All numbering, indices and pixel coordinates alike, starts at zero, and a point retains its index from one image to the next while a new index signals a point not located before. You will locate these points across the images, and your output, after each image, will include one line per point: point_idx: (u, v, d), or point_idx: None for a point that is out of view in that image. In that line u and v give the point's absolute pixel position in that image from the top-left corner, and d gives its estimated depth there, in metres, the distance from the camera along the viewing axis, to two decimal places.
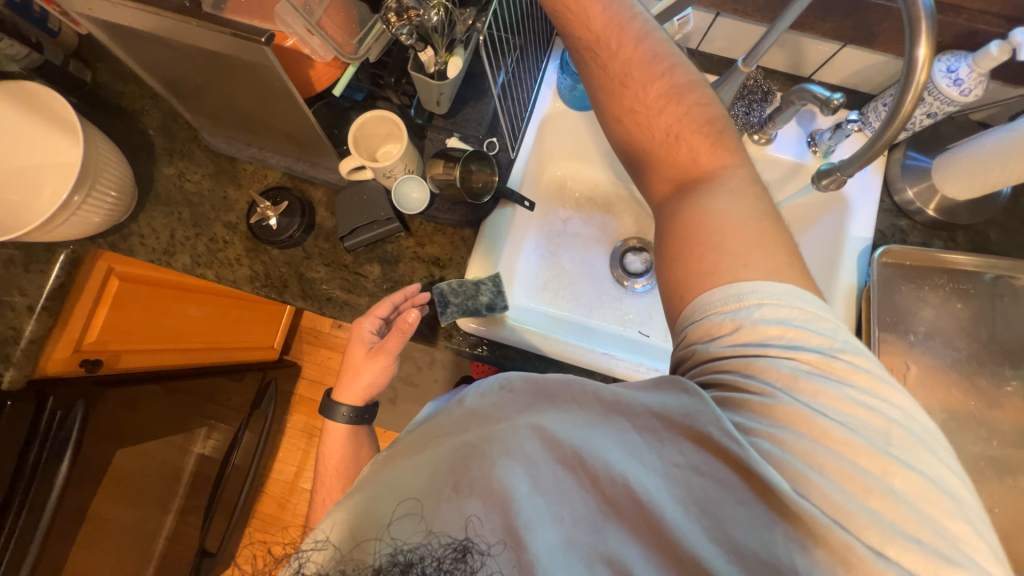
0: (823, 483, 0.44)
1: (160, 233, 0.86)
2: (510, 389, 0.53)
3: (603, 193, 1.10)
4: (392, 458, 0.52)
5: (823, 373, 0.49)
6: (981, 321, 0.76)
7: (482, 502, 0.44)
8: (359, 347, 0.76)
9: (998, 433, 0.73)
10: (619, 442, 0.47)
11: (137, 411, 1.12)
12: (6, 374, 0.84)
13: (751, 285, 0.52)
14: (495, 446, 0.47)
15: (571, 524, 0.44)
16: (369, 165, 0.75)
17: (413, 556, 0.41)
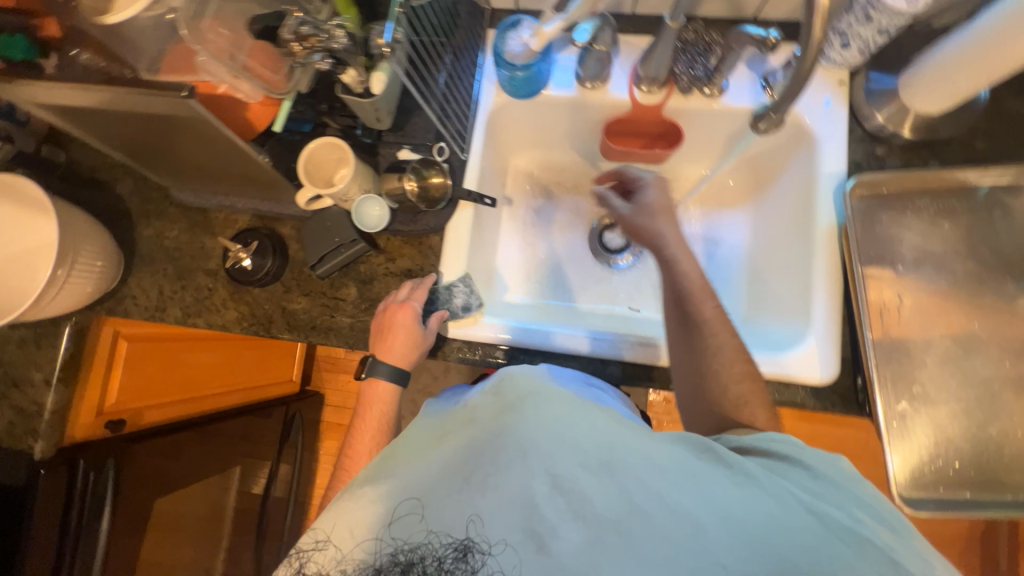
0: (861, 513, 0.52)
1: (150, 291, 0.90)
2: (534, 389, 0.57)
3: (570, 174, 1.07)
4: (398, 445, 0.61)
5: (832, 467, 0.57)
6: (975, 236, 0.72)
7: (499, 505, 0.51)
8: (420, 337, 0.78)
9: (1013, 350, 0.68)
10: (648, 454, 0.53)
11: (177, 456, 1.23)
12: (36, 445, 0.90)
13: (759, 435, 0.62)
14: (515, 448, 0.53)
15: (589, 523, 0.50)
16: (324, 194, 0.77)
17: (413, 557, 0.51)
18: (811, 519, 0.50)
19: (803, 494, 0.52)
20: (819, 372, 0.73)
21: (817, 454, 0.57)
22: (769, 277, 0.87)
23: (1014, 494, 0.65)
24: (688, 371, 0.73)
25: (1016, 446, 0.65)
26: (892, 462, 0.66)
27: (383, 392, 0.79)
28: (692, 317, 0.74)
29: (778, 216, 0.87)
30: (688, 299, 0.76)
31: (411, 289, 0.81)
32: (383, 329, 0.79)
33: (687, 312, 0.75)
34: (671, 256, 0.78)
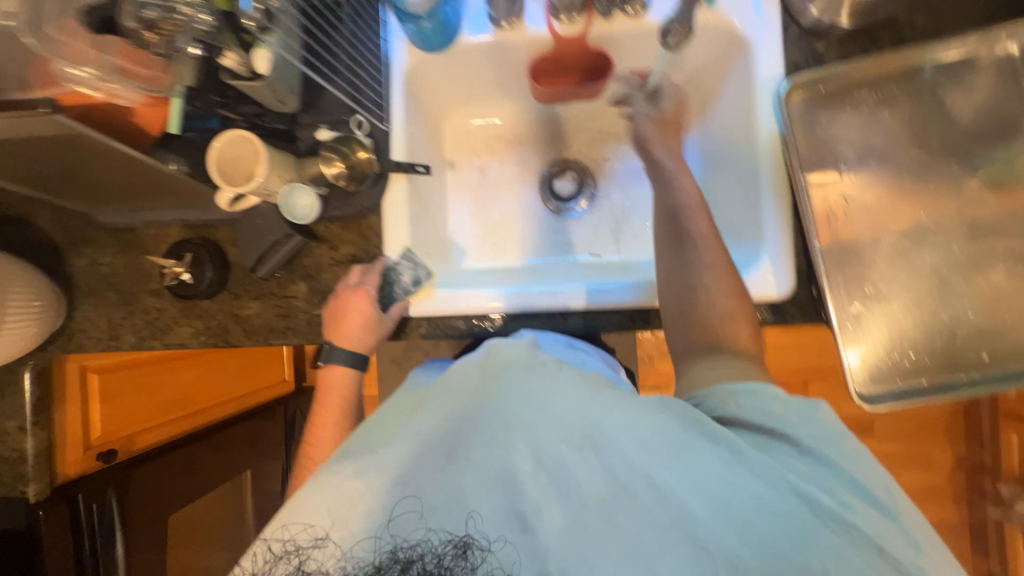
0: (847, 486, 0.52)
1: (99, 322, 0.88)
2: (515, 359, 0.56)
3: (510, 125, 1.02)
4: (371, 422, 0.57)
5: (838, 438, 0.55)
6: (914, 124, 0.69)
7: (486, 493, 0.51)
8: (377, 320, 0.77)
9: (959, 235, 0.68)
10: (640, 431, 0.51)
11: (190, 471, 1.24)
12: (30, 488, 0.91)
13: (755, 390, 0.59)
14: (501, 429, 0.53)
15: (580, 508, 0.50)
16: (242, 191, 0.72)
17: (413, 554, 0.50)
18: (795, 499, 0.50)
19: (789, 471, 0.52)
20: (774, 288, 0.72)
21: (796, 409, 0.56)
22: (721, 199, 0.83)
23: (969, 373, 0.66)
24: (679, 288, 0.74)
25: (967, 328, 0.66)
26: (850, 360, 0.67)
27: (342, 377, 0.78)
28: (686, 233, 0.74)
29: (721, 133, 0.83)
30: (683, 214, 0.75)
31: (363, 273, 0.80)
32: (337, 315, 0.78)
33: (682, 227, 0.75)
34: (671, 172, 0.77)
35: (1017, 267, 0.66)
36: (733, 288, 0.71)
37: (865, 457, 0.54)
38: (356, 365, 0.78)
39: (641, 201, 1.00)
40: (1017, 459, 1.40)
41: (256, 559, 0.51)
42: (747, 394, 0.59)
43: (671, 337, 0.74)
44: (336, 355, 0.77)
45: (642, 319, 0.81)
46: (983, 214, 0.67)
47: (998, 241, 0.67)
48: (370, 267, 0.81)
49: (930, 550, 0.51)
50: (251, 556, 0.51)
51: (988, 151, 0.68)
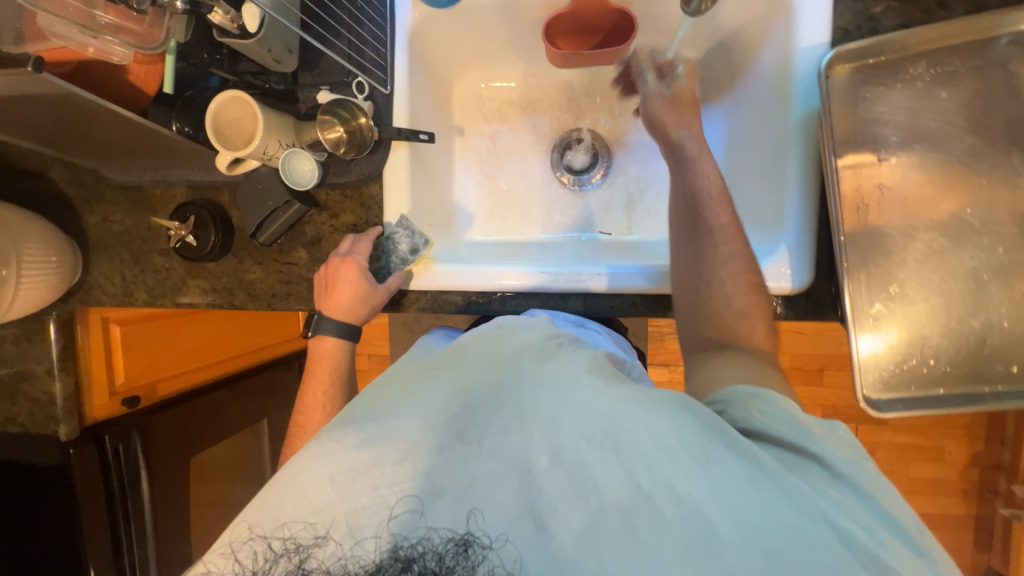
0: (868, 509, 0.47)
1: (113, 279, 0.90)
2: (532, 344, 0.60)
3: (524, 89, 0.95)
4: (385, 399, 0.57)
5: (862, 461, 0.51)
6: (974, 106, 0.61)
7: (496, 485, 0.47)
8: (366, 290, 0.76)
9: (1008, 236, 0.61)
10: (658, 429, 0.48)
11: (212, 416, 1.32)
12: (61, 428, 0.99)
13: (779, 399, 0.55)
14: (515, 418, 0.51)
15: (590, 510, 0.46)
16: (242, 156, 0.70)
17: (413, 553, 0.45)
18: (827, 529, 0.45)
19: (819, 496, 0.47)
20: (788, 283, 0.68)
21: (822, 426, 0.53)
22: (745, 181, 0.77)
23: (993, 386, 0.61)
24: (691, 279, 0.70)
25: (999, 338, 0.61)
26: (862, 348, 0.63)
27: (331, 348, 0.79)
28: (704, 222, 0.69)
29: (753, 107, 0.75)
30: (701, 202, 0.70)
31: (354, 242, 0.79)
32: (328, 284, 0.78)
33: (699, 216, 0.70)
34: (690, 155, 0.72)
35: None
36: (751, 286, 0.67)
37: (890, 488, 0.50)
38: (345, 336, 0.79)
39: (659, 177, 0.94)
40: None
41: (252, 556, 0.47)
42: (766, 399, 0.55)
43: (682, 331, 0.70)
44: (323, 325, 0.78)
45: (647, 307, 0.78)
46: None
47: None
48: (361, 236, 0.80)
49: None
50: (249, 552, 0.48)
51: None
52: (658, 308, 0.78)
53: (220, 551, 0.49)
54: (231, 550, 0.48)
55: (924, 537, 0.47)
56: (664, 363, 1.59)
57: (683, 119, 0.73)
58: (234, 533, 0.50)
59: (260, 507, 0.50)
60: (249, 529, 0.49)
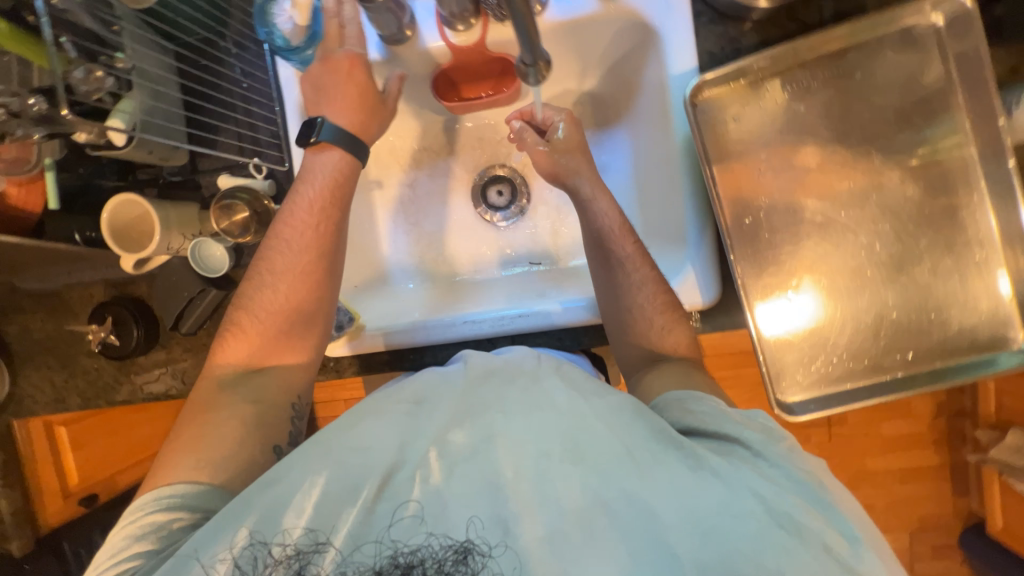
0: (783, 480, 0.46)
1: (43, 387, 0.87)
2: (499, 366, 0.54)
3: (434, 135, 0.96)
4: (356, 423, 0.49)
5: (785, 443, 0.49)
6: (832, 114, 0.65)
7: (461, 496, 0.45)
8: (374, 99, 0.73)
9: (882, 231, 0.64)
10: (613, 435, 0.46)
11: None
12: (14, 543, 0.98)
13: (695, 402, 0.55)
14: (480, 431, 0.48)
15: (558, 517, 0.44)
16: (144, 255, 0.70)
17: (413, 559, 0.44)
18: (760, 504, 0.44)
19: (750, 476, 0.45)
20: (699, 299, 0.69)
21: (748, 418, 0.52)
22: (652, 198, 0.78)
23: (895, 374, 0.64)
24: (614, 307, 0.70)
25: (890, 328, 0.64)
26: (777, 344, 0.66)
27: (304, 265, 0.69)
28: (614, 255, 0.71)
29: (647, 132, 0.77)
30: (608, 238, 0.71)
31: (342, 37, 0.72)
32: (320, 82, 0.71)
33: (609, 250, 0.71)
34: (586, 198, 0.73)
35: (939, 259, 0.64)
36: (667, 306, 0.69)
37: (800, 456, 0.49)
38: (322, 253, 0.70)
39: None
40: (994, 405, 1.34)
41: (252, 561, 0.44)
42: (695, 400, 0.55)
43: (620, 354, 0.71)
44: (296, 232, 0.70)
45: (572, 340, 0.79)
46: (907, 207, 0.64)
47: (922, 236, 0.64)
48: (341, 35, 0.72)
49: (873, 545, 0.44)
50: (249, 557, 0.44)
51: (911, 137, 0.64)
52: (585, 340, 0.79)
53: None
54: (236, 565, 0.44)
55: (830, 495, 0.46)
56: None
57: (573, 167, 0.75)
58: (234, 538, 0.45)
59: (213, 542, 0.45)
60: (250, 536, 0.45)
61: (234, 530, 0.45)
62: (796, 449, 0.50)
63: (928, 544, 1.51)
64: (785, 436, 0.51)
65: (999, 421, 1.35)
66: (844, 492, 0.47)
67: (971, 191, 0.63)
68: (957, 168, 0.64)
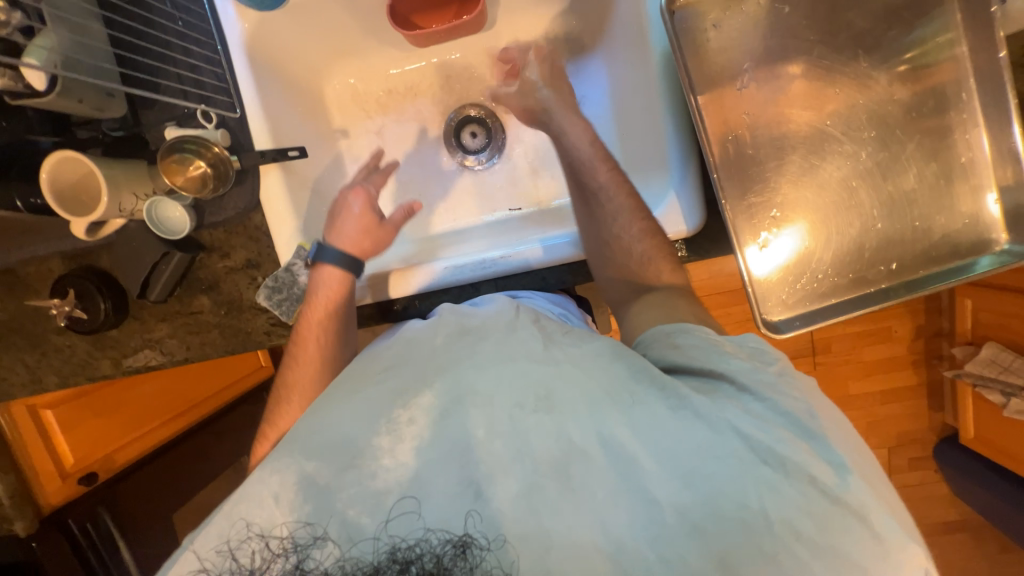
0: (770, 414, 0.44)
1: (16, 368, 0.84)
2: (467, 323, 0.53)
3: (399, 76, 0.90)
4: (328, 398, 0.50)
5: (771, 371, 0.47)
6: (818, 16, 0.60)
7: (439, 466, 0.44)
8: (373, 222, 0.75)
9: (866, 141, 0.62)
10: (584, 383, 0.45)
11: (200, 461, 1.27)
12: (17, 524, 0.96)
13: (683, 332, 0.52)
14: (450, 395, 0.46)
15: (536, 473, 0.43)
16: (94, 218, 0.66)
17: (411, 554, 0.42)
18: (744, 444, 0.42)
19: (734, 413, 0.43)
20: (682, 226, 0.67)
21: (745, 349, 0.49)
22: (632, 127, 0.76)
23: (878, 286, 0.64)
24: (596, 241, 0.68)
25: (875, 241, 0.63)
26: (765, 273, 0.65)
27: (309, 385, 0.67)
28: (589, 188, 0.68)
29: (625, 54, 0.73)
30: (583, 170, 0.69)
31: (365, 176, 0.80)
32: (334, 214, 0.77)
33: (584, 184, 0.69)
34: (557, 132, 0.72)
35: (926, 166, 0.62)
36: (645, 232, 0.66)
37: (791, 383, 0.46)
38: (324, 370, 0.68)
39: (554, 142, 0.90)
40: (970, 322, 1.38)
41: (249, 555, 0.44)
42: (682, 333, 0.52)
43: (604, 285, 0.67)
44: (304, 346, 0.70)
45: (556, 280, 0.78)
46: (895, 112, 0.62)
47: (909, 142, 0.62)
48: (376, 167, 0.84)
49: (865, 472, 0.42)
50: (248, 551, 0.44)
51: (900, 37, 0.60)
52: (569, 279, 0.78)
53: (185, 563, 0.45)
54: (229, 549, 0.44)
55: (819, 423, 0.43)
56: None
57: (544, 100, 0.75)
58: (229, 532, 0.45)
59: (204, 536, 0.46)
60: (246, 528, 0.45)
61: (221, 528, 0.45)
62: (789, 375, 0.47)
63: (906, 458, 1.59)
64: (775, 360, 0.48)
65: (975, 337, 1.39)
66: (835, 418, 0.45)
67: (960, 91, 0.61)
68: (945, 68, 0.61)
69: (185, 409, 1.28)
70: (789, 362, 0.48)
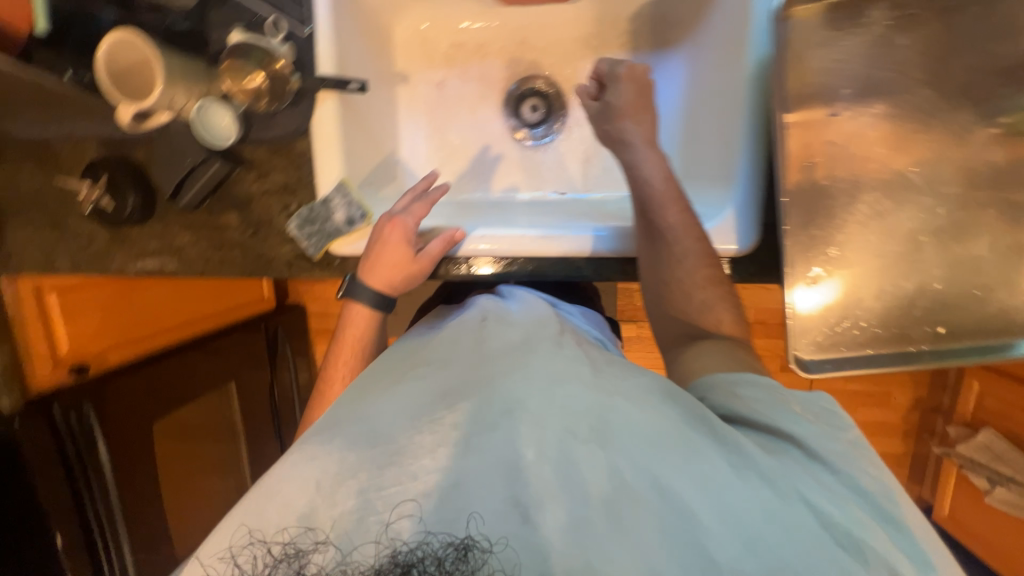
0: (839, 487, 0.42)
1: (31, 246, 0.83)
2: (516, 341, 0.55)
3: (471, 32, 0.87)
4: (374, 391, 0.54)
5: (839, 442, 0.45)
6: (932, 55, 0.57)
7: (483, 478, 0.43)
8: (408, 256, 0.72)
9: (946, 197, 0.60)
10: (640, 420, 0.44)
11: (188, 378, 1.24)
12: (3, 400, 0.95)
13: (744, 384, 0.51)
14: (502, 409, 0.46)
15: (581, 506, 0.41)
16: (146, 106, 0.64)
17: (412, 558, 0.39)
18: (809, 514, 0.40)
19: (802, 482, 0.42)
20: (733, 243, 0.66)
21: (816, 412, 0.48)
22: (701, 134, 0.74)
23: (919, 347, 0.62)
24: (654, 280, 0.67)
25: (927, 301, 0.61)
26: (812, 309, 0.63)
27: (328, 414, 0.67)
28: (657, 227, 0.66)
29: (714, 56, 0.71)
30: (655, 205, 0.66)
31: (409, 201, 0.75)
32: (370, 242, 0.73)
33: (652, 221, 0.67)
34: (632, 162, 0.69)
35: (1003, 236, 0.60)
36: (698, 243, 0.65)
37: (865, 460, 0.44)
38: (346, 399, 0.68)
39: None
40: (971, 405, 1.34)
41: (251, 561, 0.42)
42: (746, 384, 0.51)
43: (652, 314, 0.69)
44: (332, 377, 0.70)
45: (592, 272, 0.74)
46: (985, 173, 0.59)
47: (990, 207, 0.59)
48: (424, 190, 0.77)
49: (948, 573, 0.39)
50: (250, 557, 0.42)
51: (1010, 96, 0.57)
52: (605, 272, 0.74)
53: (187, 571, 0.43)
54: (230, 556, 0.42)
55: (901, 510, 0.41)
56: (632, 320, 1.48)
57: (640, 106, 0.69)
58: (233, 536, 0.44)
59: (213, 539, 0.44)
60: (249, 534, 0.43)
61: (231, 530, 0.44)
62: (862, 450, 0.45)
63: None
64: (847, 429, 0.47)
65: (974, 420, 1.35)
66: (912, 508, 0.43)
67: None
68: None
69: (175, 322, 1.29)
70: (861, 433, 0.47)
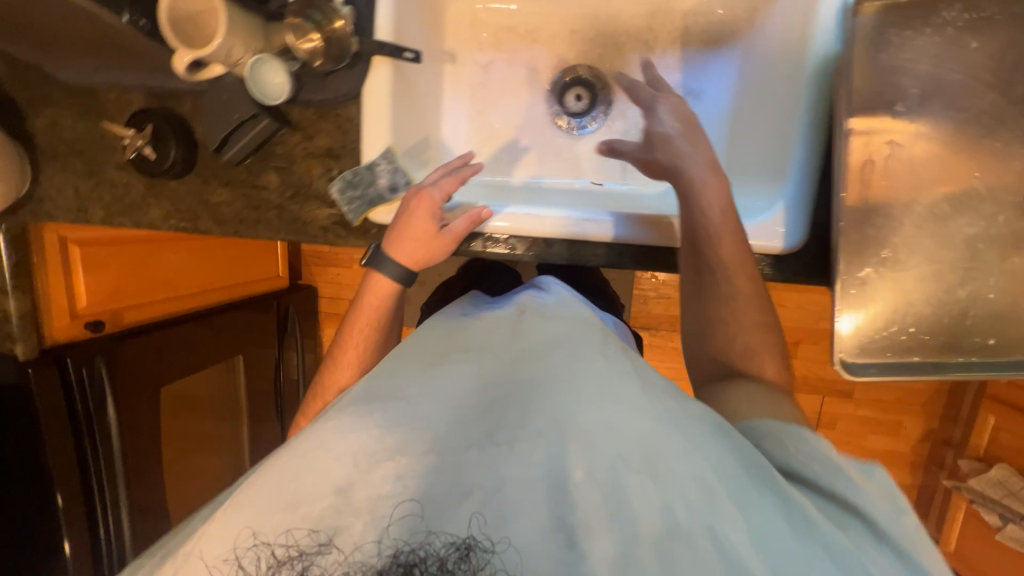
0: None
1: (65, 192, 0.82)
2: (572, 350, 0.52)
3: (523, 13, 0.85)
4: (409, 373, 0.52)
5: (911, 531, 0.40)
6: (1005, 61, 0.57)
7: (520, 493, 0.40)
8: (433, 232, 0.71)
9: (1008, 207, 0.58)
10: (698, 459, 0.40)
11: (194, 351, 1.21)
12: (17, 348, 0.93)
13: (805, 440, 0.47)
14: (552, 421, 0.43)
15: (621, 539, 0.37)
16: (202, 54, 0.63)
17: (414, 558, 0.37)
18: None
19: (872, 564, 0.37)
20: (778, 241, 0.66)
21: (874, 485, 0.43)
22: (750, 132, 0.75)
23: (967, 357, 0.61)
24: (697, 319, 0.69)
25: (980, 311, 0.60)
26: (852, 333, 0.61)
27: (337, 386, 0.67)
28: (706, 265, 0.66)
29: (770, 56, 0.72)
30: (705, 241, 0.66)
31: (439, 177, 0.73)
32: (396, 216, 0.72)
33: (701, 258, 0.67)
34: (692, 189, 0.67)
35: None
36: (740, 238, 0.65)
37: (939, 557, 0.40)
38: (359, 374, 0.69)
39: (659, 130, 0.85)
40: (985, 440, 1.32)
41: (253, 563, 0.39)
42: (805, 443, 0.46)
43: (686, 345, 0.71)
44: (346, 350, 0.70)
45: (632, 259, 0.74)
46: None
47: None
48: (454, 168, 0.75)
49: None
50: (252, 559, 0.39)
51: None
52: (645, 261, 0.74)
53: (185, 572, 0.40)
54: (235, 559, 0.40)
55: None
56: (646, 326, 1.46)
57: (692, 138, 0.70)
58: (237, 538, 0.41)
59: (212, 536, 0.41)
60: (251, 535, 0.40)
61: (232, 530, 0.41)
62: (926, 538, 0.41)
63: None
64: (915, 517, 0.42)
65: (987, 455, 1.32)
66: None
67: None
68: None
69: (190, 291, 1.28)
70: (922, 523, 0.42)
